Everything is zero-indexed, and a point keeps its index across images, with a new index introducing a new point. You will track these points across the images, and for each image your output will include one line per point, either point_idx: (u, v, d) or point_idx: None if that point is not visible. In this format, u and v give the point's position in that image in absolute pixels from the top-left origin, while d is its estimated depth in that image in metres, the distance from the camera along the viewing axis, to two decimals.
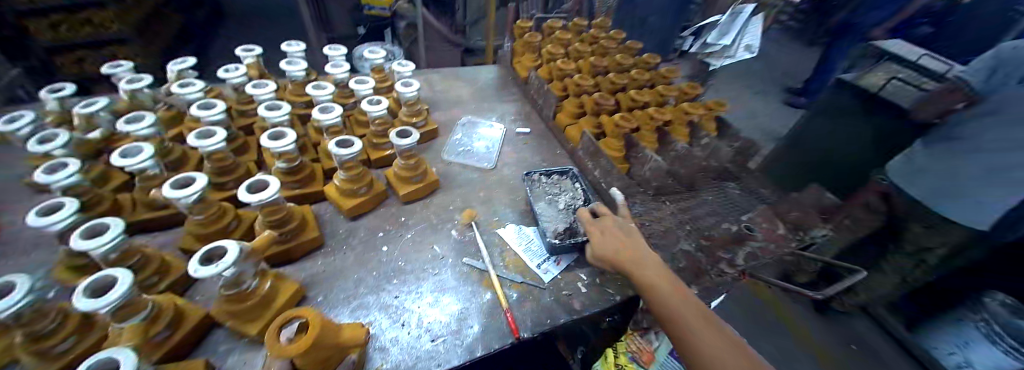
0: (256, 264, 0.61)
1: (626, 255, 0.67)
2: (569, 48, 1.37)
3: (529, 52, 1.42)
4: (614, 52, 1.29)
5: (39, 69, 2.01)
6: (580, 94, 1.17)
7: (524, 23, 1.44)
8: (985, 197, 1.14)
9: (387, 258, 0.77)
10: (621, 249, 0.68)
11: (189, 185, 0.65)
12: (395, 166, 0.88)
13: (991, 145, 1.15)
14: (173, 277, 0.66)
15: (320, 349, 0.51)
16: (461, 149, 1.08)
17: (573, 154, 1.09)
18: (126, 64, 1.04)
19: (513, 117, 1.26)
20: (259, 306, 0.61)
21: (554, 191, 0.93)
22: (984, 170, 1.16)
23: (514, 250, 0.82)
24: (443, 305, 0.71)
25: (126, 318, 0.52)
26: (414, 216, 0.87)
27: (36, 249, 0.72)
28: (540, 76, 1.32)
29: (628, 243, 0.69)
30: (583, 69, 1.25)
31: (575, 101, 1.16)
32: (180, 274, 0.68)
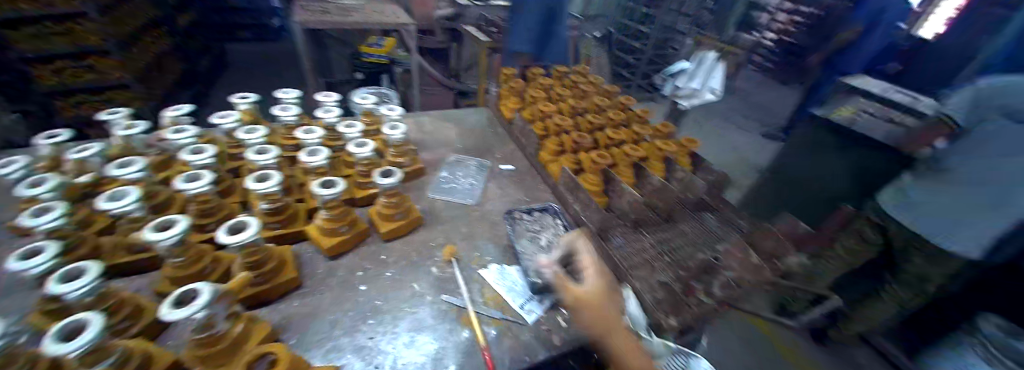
0: (228, 308, 0.60)
1: (595, 310, 0.65)
2: (551, 92, 1.46)
3: (513, 95, 1.50)
4: (592, 95, 1.39)
5: (35, 112, 2.07)
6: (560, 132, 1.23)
7: (508, 70, 1.54)
8: (986, 221, 1.10)
9: (364, 298, 0.77)
10: (591, 300, 0.66)
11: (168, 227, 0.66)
12: (378, 205, 0.90)
13: (986, 165, 1.09)
14: (143, 322, 0.65)
15: None
16: (446, 187, 1.11)
17: (554, 188, 1.13)
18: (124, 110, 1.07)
19: (498, 155, 1.31)
20: (234, 347, 0.59)
21: (535, 228, 0.96)
22: (984, 193, 1.10)
23: (494, 287, 0.82)
24: (419, 344, 0.70)
25: (96, 363, 0.51)
26: (396, 254, 0.87)
27: (10, 292, 0.72)
28: (524, 118, 1.40)
29: (600, 298, 0.67)
30: (563, 109, 1.33)
31: (555, 140, 1.22)
32: (151, 319, 0.66)
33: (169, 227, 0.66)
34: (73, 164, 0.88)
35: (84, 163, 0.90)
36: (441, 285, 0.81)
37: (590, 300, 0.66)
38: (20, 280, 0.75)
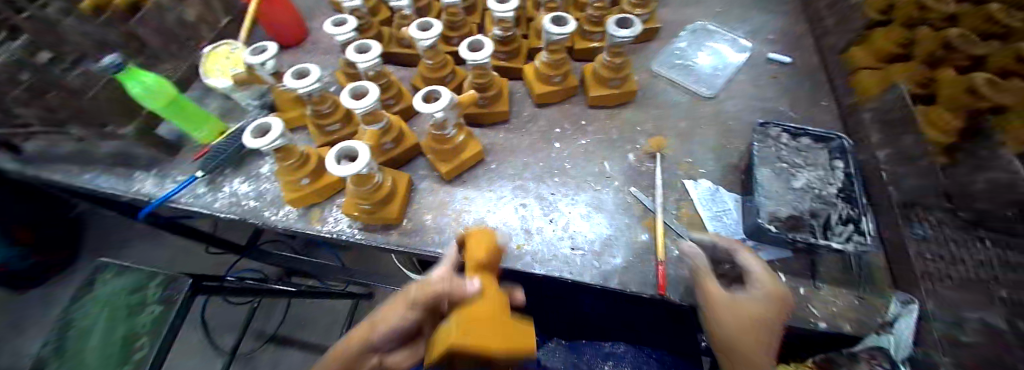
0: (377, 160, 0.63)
1: (736, 319, 0.48)
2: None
3: None
4: None
5: None
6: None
7: None
8: None
9: (557, 156, 0.74)
10: (732, 331, 0.48)
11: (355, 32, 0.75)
12: (598, 63, 0.76)
13: None
14: (404, 104, 0.78)
15: (475, 252, 0.45)
16: (679, 64, 0.89)
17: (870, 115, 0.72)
18: None
19: (770, 36, 0.96)
20: (454, 151, 0.68)
21: (799, 162, 0.67)
22: None
23: (697, 205, 0.66)
24: (594, 221, 0.65)
25: (371, 124, 0.65)
26: (597, 124, 0.78)
27: (329, 56, 0.96)
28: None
29: (753, 313, 0.48)
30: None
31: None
32: (408, 103, 0.79)
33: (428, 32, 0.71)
34: None
35: None
36: (635, 174, 0.70)
37: (743, 318, 0.48)
38: (329, 53, 0.95)
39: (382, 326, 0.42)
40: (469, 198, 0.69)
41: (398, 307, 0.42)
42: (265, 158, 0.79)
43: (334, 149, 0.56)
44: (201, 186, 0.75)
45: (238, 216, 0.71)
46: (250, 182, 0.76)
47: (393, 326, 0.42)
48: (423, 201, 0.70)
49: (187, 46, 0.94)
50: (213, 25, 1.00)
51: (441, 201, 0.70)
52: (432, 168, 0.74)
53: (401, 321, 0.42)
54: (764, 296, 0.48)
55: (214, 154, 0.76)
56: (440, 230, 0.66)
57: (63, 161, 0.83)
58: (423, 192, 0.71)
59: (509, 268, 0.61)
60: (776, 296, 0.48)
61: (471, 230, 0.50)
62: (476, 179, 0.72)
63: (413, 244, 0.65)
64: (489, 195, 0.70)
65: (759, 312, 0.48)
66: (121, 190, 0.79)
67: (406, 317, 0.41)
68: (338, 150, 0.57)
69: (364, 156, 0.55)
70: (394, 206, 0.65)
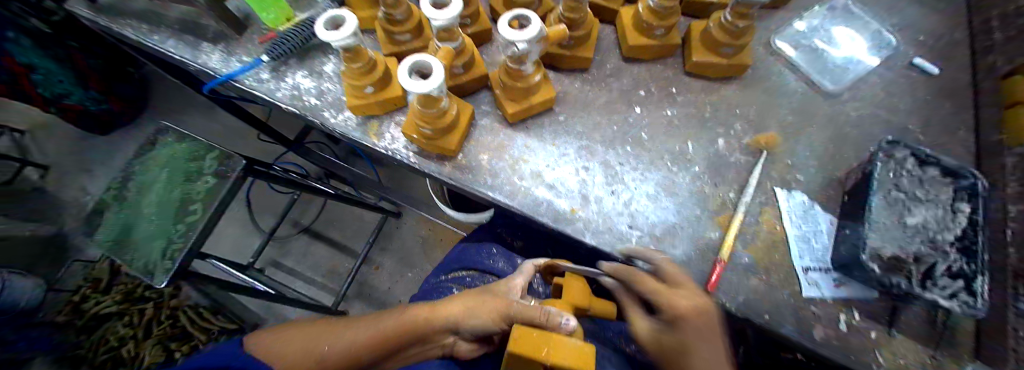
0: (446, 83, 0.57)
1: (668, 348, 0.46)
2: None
3: None
4: None
5: None
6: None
7: None
8: None
9: (635, 122, 0.66)
10: None
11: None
12: (714, 22, 0.63)
13: None
14: (481, 27, 0.70)
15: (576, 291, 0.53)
16: (804, 44, 0.75)
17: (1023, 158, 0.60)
18: None
19: (922, 36, 0.78)
20: (527, 93, 0.62)
21: (918, 195, 0.56)
22: None
23: (784, 219, 0.58)
24: (660, 205, 0.59)
25: (446, 41, 0.59)
26: (689, 96, 0.68)
27: None
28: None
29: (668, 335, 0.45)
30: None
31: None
32: (485, 27, 0.70)
33: None
34: None
35: None
36: (718, 163, 0.62)
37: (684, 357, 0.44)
38: None
39: (470, 322, 0.52)
40: (530, 148, 0.64)
41: (487, 313, 0.52)
42: (329, 55, 0.75)
43: (407, 62, 0.51)
44: (261, 72, 0.73)
45: (297, 111, 0.69)
46: (312, 78, 0.72)
47: (480, 328, 0.52)
48: (482, 138, 0.65)
49: None
50: None
51: (500, 144, 0.65)
52: (497, 106, 0.68)
53: (488, 328, 0.52)
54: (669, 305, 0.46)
55: (280, 42, 0.72)
56: (493, 173, 0.62)
57: (132, 16, 0.81)
58: (482, 129, 0.66)
59: (560, 230, 0.57)
60: (687, 303, 0.45)
61: (564, 264, 0.57)
62: (540, 127, 0.66)
63: (464, 182, 0.61)
64: (551, 149, 0.64)
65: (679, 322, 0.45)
66: (188, 59, 0.77)
67: (490, 324, 0.51)
68: (411, 64, 0.51)
69: (438, 76, 0.49)
70: (453, 138, 0.60)
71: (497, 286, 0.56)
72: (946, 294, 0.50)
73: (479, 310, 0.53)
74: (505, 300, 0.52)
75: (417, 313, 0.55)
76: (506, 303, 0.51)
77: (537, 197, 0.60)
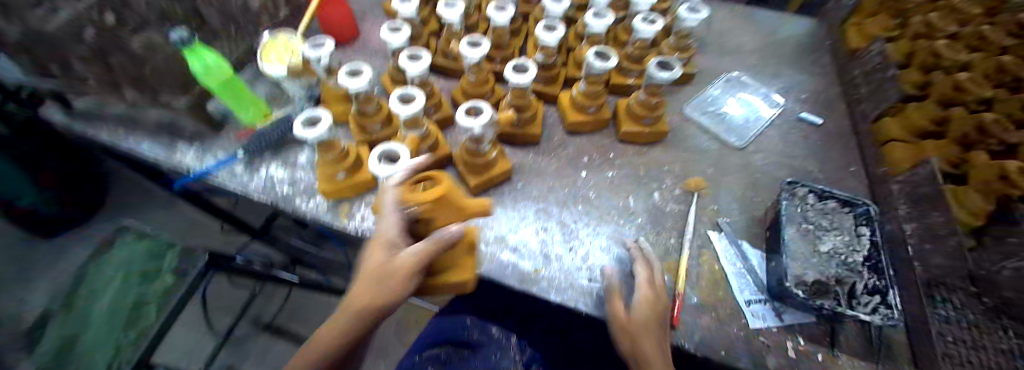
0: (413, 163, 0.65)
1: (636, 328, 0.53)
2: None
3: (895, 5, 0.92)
4: None
5: None
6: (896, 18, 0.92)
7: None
8: None
9: (583, 184, 0.75)
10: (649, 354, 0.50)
11: (408, 41, 0.77)
12: (633, 100, 0.78)
13: None
14: (442, 114, 0.80)
15: (447, 203, 0.53)
16: (711, 110, 0.91)
17: (898, 187, 0.73)
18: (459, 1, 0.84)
19: (803, 96, 0.97)
20: (486, 166, 0.70)
21: (824, 225, 0.66)
22: None
23: (721, 258, 0.66)
24: (614, 256, 0.65)
25: (412, 129, 0.68)
26: (626, 159, 0.79)
27: (376, 57, 0.99)
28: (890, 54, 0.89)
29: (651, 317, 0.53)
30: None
31: (918, 74, 0.79)
32: (447, 114, 0.81)
33: (521, 72, 0.73)
34: None
35: None
36: (658, 214, 0.71)
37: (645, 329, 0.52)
38: (377, 56, 0.99)
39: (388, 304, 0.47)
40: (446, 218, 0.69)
41: (398, 289, 0.47)
42: (303, 147, 0.82)
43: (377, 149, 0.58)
44: (236, 166, 0.78)
45: (271, 201, 0.73)
46: (286, 169, 0.78)
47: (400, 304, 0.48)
48: None
49: (245, 27, 0.97)
50: (273, 14, 1.02)
51: None
52: (460, 180, 0.76)
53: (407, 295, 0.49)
54: (647, 290, 0.56)
55: (257, 138, 0.79)
56: None
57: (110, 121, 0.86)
58: None
59: (526, 291, 0.60)
60: (659, 287, 0.57)
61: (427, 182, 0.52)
62: (500, 195, 0.73)
63: None
64: (512, 214, 0.71)
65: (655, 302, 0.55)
66: (163, 159, 0.80)
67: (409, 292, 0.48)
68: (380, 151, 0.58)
69: (405, 159, 0.56)
70: None
71: (375, 257, 0.48)
72: (868, 310, 0.57)
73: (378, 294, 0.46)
74: (403, 268, 0.47)
75: (332, 340, 0.46)
76: (405, 269, 0.47)
77: (502, 260, 0.64)
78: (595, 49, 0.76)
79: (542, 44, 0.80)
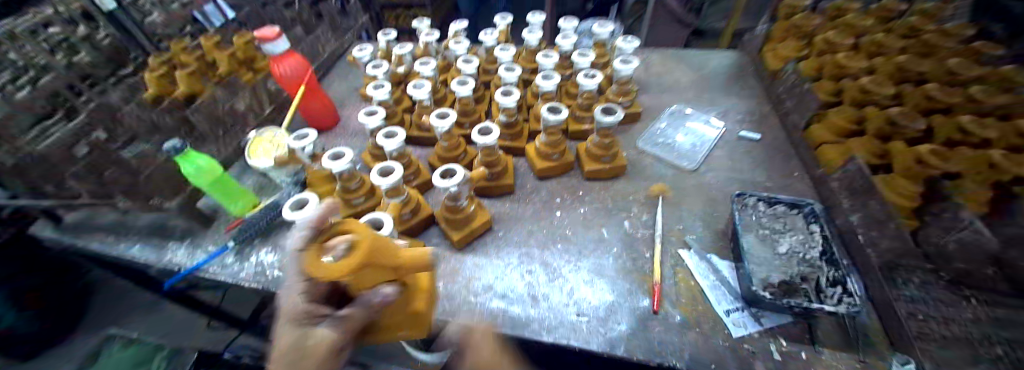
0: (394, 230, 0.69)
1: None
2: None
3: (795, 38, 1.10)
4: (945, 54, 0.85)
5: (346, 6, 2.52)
6: (803, 46, 1.10)
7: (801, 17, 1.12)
8: None
9: (559, 223, 0.81)
10: None
11: (383, 120, 0.86)
12: (590, 143, 0.88)
13: None
14: (421, 178, 0.87)
15: (379, 259, 0.44)
16: (662, 141, 1.01)
17: (834, 185, 0.82)
18: (426, 81, 0.95)
19: (740, 116, 1.10)
20: (466, 221, 0.75)
21: (778, 229, 0.73)
22: None
23: (695, 274, 0.70)
24: (596, 287, 0.69)
25: (393, 197, 0.73)
26: (594, 194, 0.86)
27: (356, 136, 1.08)
28: (801, 72, 1.02)
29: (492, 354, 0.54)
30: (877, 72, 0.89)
31: (831, 84, 0.94)
32: (425, 178, 0.87)
33: (486, 132, 0.82)
34: (396, 58, 1.15)
35: (401, 57, 1.15)
36: (631, 241, 0.76)
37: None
38: (356, 136, 1.07)
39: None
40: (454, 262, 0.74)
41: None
42: (292, 229, 0.85)
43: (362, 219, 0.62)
44: (227, 257, 0.80)
45: (263, 285, 0.75)
46: (276, 251, 0.81)
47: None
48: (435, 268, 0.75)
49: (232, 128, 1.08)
50: (258, 112, 1.12)
51: (453, 270, 0.74)
52: (444, 236, 0.80)
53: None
54: (480, 339, 0.57)
55: (248, 227, 0.82)
56: (449, 297, 0.69)
57: (98, 230, 0.89)
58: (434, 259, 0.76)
59: (519, 335, 0.62)
60: (487, 340, 0.57)
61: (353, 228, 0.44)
62: (484, 246, 0.78)
63: None
64: (497, 262, 0.74)
65: (488, 352, 0.55)
66: (152, 260, 0.82)
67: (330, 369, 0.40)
68: (365, 221, 0.63)
69: (388, 225, 0.61)
70: None
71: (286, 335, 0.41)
72: (836, 301, 0.61)
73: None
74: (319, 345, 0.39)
75: None
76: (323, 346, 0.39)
77: (492, 308, 0.66)
78: (548, 105, 0.87)
79: (502, 106, 0.90)
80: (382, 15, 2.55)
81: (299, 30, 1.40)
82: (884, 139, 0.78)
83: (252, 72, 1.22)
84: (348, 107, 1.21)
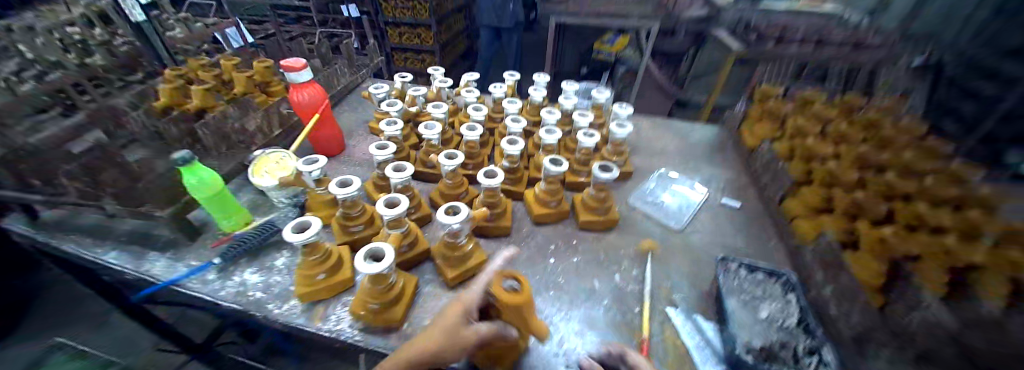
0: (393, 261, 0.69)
1: None
2: None
3: (770, 122, 1.23)
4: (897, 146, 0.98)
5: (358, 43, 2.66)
6: (778, 127, 1.20)
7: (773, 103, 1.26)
8: None
9: (552, 270, 0.83)
10: None
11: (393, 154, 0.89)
12: (586, 195, 0.93)
13: None
14: (421, 213, 0.89)
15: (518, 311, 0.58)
16: (651, 200, 1.08)
17: (807, 257, 0.88)
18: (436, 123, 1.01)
19: (722, 185, 1.18)
20: (463, 259, 0.76)
21: (759, 294, 0.77)
22: None
23: (681, 333, 0.72)
24: (585, 338, 0.69)
25: (395, 228, 0.74)
26: (586, 245, 0.90)
27: (360, 166, 1.11)
28: (776, 150, 1.13)
29: None
30: None
31: (802, 165, 1.01)
32: (425, 213, 0.89)
33: (490, 176, 0.86)
34: (409, 98, 1.22)
35: (414, 98, 1.22)
36: (621, 295, 0.78)
37: None
38: (359, 166, 1.10)
39: (446, 357, 0.53)
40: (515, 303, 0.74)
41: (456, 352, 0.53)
42: (282, 251, 0.84)
43: (365, 247, 0.63)
44: (209, 274, 0.78)
45: (243, 306, 0.72)
46: (262, 272, 0.79)
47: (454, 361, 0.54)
48: (426, 304, 0.74)
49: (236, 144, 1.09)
50: (267, 134, 1.13)
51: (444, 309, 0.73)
52: (438, 273, 0.80)
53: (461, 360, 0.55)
54: None
55: (238, 244, 0.81)
56: None
57: (75, 232, 0.86)
58: (426, 294, 0.76)
59: None
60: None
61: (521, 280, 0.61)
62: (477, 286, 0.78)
63: None
64: None
65: None
66: (128, 268, 0.78)
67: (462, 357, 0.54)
68: (367, 249, 0.64)
69: (391, 256, 0.62)
70: (399, 309, 0.68)
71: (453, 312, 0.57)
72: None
73: (444, 337, 0.54)
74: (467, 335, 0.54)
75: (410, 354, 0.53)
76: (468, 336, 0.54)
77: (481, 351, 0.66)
78: (549, 157, 0.92)
79: (506, 153, 0.96)
80: (391, 55, 2.70)
81: (316, 62, 1.48)
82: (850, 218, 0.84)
83: (265, 94, 1.26)
84: (354, 137, 1.25)
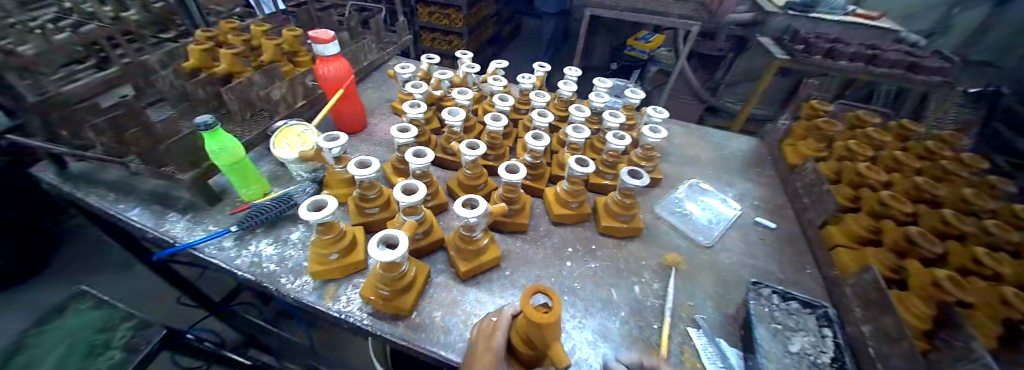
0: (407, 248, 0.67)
1: None
2: (881, 155, 1.04)
3: (815, 139, 1.14)
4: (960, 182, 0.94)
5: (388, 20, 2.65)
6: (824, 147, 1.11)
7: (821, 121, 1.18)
8: None
9: (568, 274, 0.79)
10: None
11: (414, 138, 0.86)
12: (610, 199, 0.88)
13: None
14: (438, 201, 0.86)
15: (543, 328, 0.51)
16: (678, 210, 1.02)
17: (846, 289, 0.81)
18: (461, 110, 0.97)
19: (755, 201, 1.10)
20: (476, 253, 0.73)
21: (791, 326, 0.71)
22: None
23: (703, 357, 0.66)
24: (599, 350, 0.66)
25: (410, 215, 0.72)
26: (605, 251, 0.85)
27: (379, 146, 1.09)
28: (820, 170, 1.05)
29: None
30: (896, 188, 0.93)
31: (850, 191, 0.96)
32: (442, 201, 0.87)
33: (512, 170, 0.82)
34: (434, 81, 1.18)
35: (439, 81, 1.19)
36: (639, 309, 0.74)
37: None
38: (379, 146, 1.08)
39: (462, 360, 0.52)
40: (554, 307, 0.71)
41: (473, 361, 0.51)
42: (297, 225, 0.83)
43: (379, 233, 0.61)
44: (224, 242, 0.78)
45: (255, 277, 0.71)
46: (276, 245, 0.78)
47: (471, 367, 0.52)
48: (436, 295, 0.72)
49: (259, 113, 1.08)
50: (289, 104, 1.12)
51: (453, 303, 0.70)
52: (451, 264, 0.78)
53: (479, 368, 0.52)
54: None
55: (255, 214, 0.80)
56: (445, 330, 0.65)
57: (101, 186, 0.87)
58: (436, 285, 0.73)
59: None
60: None
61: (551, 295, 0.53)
62: (489, 282, 0.75)
63: (416, 341, 0.63)
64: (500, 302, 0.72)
65: None
66: (149, 227, 0.79)
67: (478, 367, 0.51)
68: (381, 235, 0.62)
69: (405, 245, 0.60)
70: (409, 297, 0.66)
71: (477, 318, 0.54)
72: None
73: None
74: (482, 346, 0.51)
75: None
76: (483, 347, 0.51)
77: None
78: (575, 156, 0.87)
79: (530, 147, 0.92)
80: (419, 34, 2.67)
81: (344, 35, 1.46)
82: (899, 254, 0.80)
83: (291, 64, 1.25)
84: (375, 116, 1.23)
